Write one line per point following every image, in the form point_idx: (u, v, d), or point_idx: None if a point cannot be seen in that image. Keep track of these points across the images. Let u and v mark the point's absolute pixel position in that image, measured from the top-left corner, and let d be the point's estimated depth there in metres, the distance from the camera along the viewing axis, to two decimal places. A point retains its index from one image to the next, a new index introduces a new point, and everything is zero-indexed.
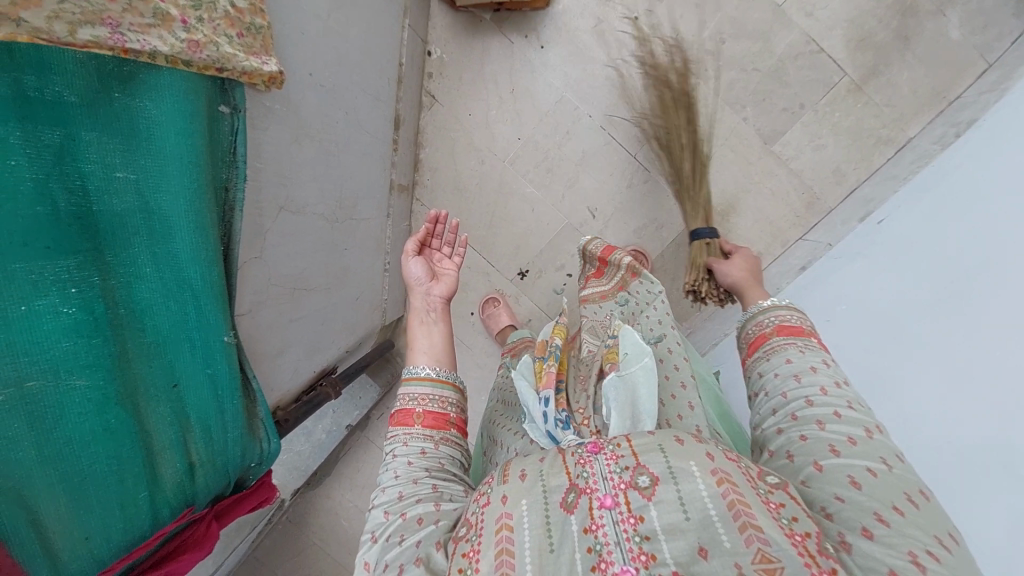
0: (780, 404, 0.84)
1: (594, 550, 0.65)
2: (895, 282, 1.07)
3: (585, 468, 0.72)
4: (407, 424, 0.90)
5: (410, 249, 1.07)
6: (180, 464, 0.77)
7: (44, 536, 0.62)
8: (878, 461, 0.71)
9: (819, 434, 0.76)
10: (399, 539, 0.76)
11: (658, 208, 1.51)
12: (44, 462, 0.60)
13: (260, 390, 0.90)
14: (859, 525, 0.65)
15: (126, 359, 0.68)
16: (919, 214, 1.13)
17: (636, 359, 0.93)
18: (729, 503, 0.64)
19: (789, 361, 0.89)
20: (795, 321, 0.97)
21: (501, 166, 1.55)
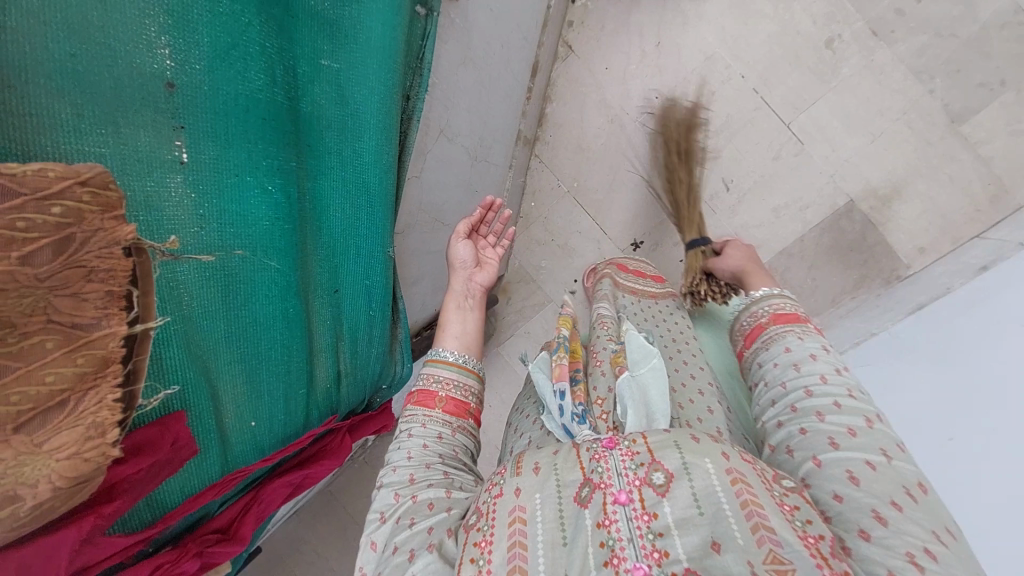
0: (779, 395, 0.73)
1: (607, 546, 0.54)
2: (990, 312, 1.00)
3: (599, 463, 0.61)
4: (428, 406, 0.82)
5: (461, 230, 0.93)
6: (331, 371, 0.77)
7: (221, 420, 0.60)
8: (877, 453, 0.61)
9: (818, 426, 0.65)
10: (409, 522, 0.67)
11: (804, 186, 1.36)
12: (233, 339, 0.59)
13: (404, 314, 0.90)
14: (857, 526, 0.55)
15: (305, 253, 0.68)
16: None
17: (643, 359, 0.80)
18: (743, 502, 0.54)
19: (787, 350, 0.77)
20: (792, 309, 0.85)
21: (631, 127, 1.45)
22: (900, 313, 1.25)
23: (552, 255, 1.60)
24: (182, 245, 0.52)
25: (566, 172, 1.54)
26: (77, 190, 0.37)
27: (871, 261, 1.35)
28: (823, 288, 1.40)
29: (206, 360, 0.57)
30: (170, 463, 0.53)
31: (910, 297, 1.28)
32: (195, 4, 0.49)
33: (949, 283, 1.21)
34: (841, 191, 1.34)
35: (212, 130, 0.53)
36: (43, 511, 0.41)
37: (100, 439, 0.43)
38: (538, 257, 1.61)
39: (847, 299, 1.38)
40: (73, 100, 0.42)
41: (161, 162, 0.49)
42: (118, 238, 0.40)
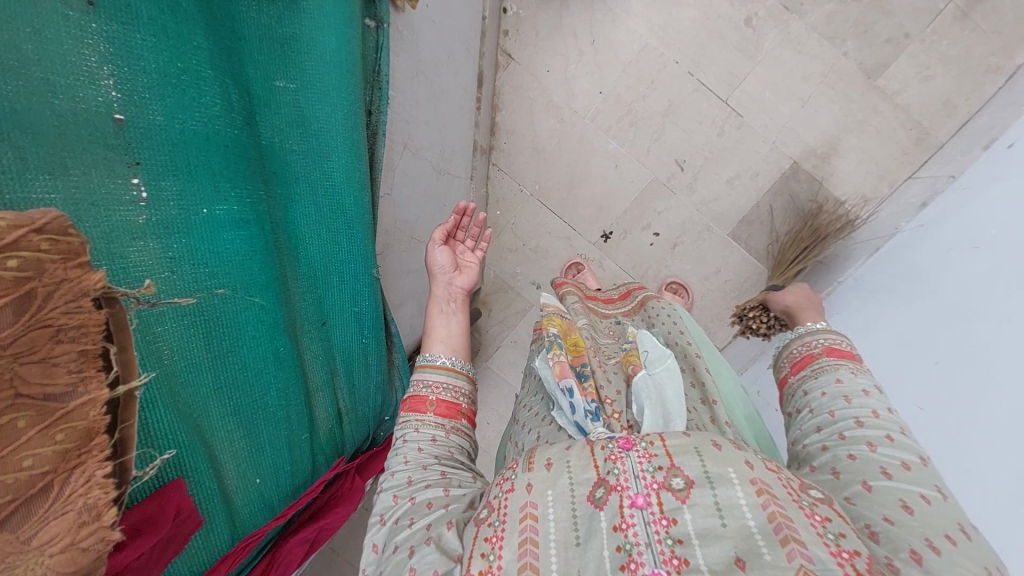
0: (826, 422, 0.70)
1: (624, 550, 0.50)
2: (937, 275, 1.05)
3: (614, 464, 0.56)
4: (419, 411, 0.79)
5: (436, 236, 0.89)
6: (331, 409, 0.72)
7: (222, 484, 0.53)
8: (930, 488, 0.57)
9: (868, 454, 0.62)
10: (408, 522, 0.63)
11: (751, 155, 1.44)
12: (225, 390, 0.54)
13: (398, 337, 0.85)
14: (907, 547, 0.51)
15: (287, 286, 0.63)
16: (964, 207, 1.12)
17: (657, 360, 0.87)
18: (771, 514, 0.49)
19: (838, 382, 0.75)
20: (847, 345, 0.84)
21: (582, 124, 1.48)
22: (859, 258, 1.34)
23: (526, 260, 1.60)
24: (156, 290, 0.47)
25: (525, 176, 1.55)
26: (33, 239, 0.33)
27: (822, 215, 1.44)
28: None
29: (197, 417, 0.50)
30: (174, 541, 0.46)
31: (862, 242, 1.37)
32: (137, 28, 0.45)
33: (897, 224, 1.31)
34: (785, 154, 1.43)
35: (172, 165, 0.49)
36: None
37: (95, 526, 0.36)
38: (512, 264, 1.61)
39: None
40: (13, 142, 0.38)
41: (120, 204, 0.45)
42: (87, 288, 0.35)
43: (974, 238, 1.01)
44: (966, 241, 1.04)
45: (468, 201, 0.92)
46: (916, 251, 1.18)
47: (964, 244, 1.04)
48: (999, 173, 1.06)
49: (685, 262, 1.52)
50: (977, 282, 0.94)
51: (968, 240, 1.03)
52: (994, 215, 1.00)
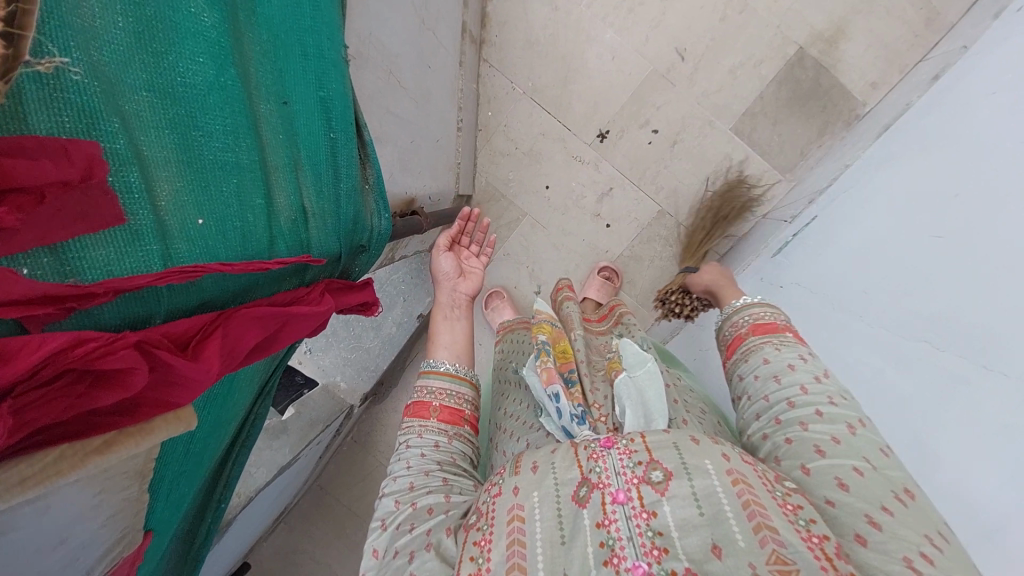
0: (763, 408, 0.76)
1: (607, 546, 0.59)
2: (951, 133, 0.98)
3: (596, 463, 0.66)
4: (423, 416, 0.88)
5: (441, 244, 1.19)
6: (293, 199, 0.64)
7: (153, 197, 0.46)
8: (861, 459, 0.64)
9: (803, 437, 0.69)
10: (409, 527, 0.71)
11: (753, 42, 1.37)
12: (155, 93, 0.47)
13: (373, 151, 0.78)
14: (852, 532, 0.58)
15: (237, 25, 0.56)
16: (972, 71, 1.05)
17: (638, 364, 0.89)
18: (744, 501, 0.57)
19: (766, 362, 0.82)
20: (771, 319, 0.90)
21: (577, 13, 1.42)
22: (871, 137, 1.26)
23: (520, 165, 1.53)
24: None
25: (517, 72, 1.48)
26: None
27: (828, 105, 1.38)
28: (790, 141, 1.41)
29: (119, 101, 0.43)
30: (86, 220, 0.40)
31: (871, 126, 1.30)
32: None
33: (906, 101, 1.24)
34: (789, 40, 1.36)
35: None
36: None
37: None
38: (505, 169, 1.54)
39: (813, 148, 1.41)
40: None
41: None
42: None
43: (990, 90, 0.94)
44: (979, 96, 0.97)
45: (471, 211, 1.23)
46: (920, 124, 1.11)
47: (980, 98, 0.96)
48: (1016, 22, 0.99)
49: (685, 162, 1.46)
50: (995, 115, 0.87)
51: (984, 94, 0.96)
52: (1012, 60, 0.92)
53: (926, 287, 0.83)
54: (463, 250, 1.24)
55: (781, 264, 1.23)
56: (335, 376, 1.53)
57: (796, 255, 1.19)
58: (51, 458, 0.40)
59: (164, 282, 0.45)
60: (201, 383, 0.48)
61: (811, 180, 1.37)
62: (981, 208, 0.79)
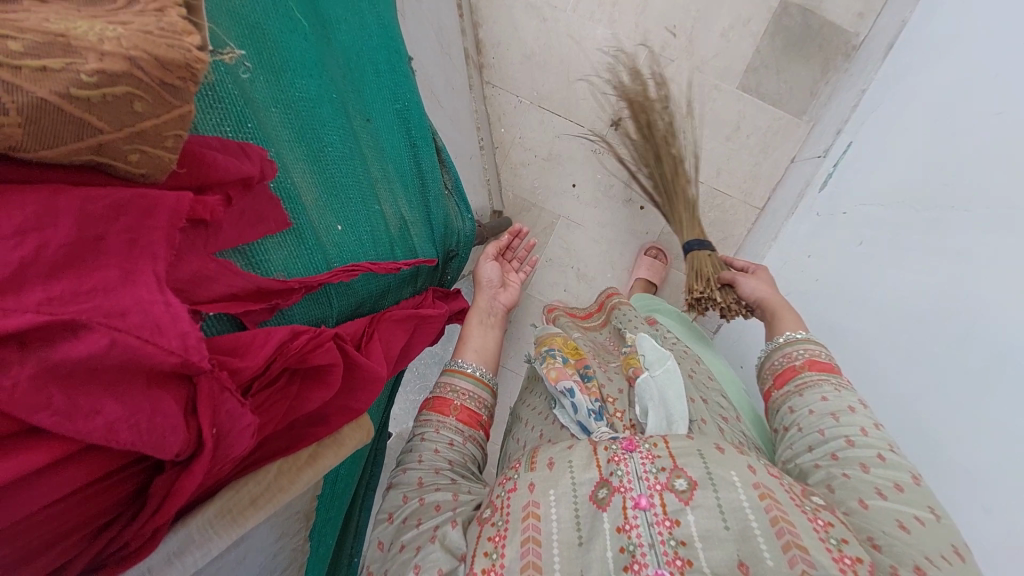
0: (815, 442, 0.70)
1: (627, 550, 0.54)
2: (968, 28, 1.01)
3: (617, 466, 0.60)
4: (443, 413, 0.85)
5: (491, 252, 1.16)
6: (395, 207, 0.64)
7: (303, 202, 0.46)
8: (925, 509, 0.61)
9: (862, 475, 0.64)
10: (417, 523, 0.69)
11: (738, 3, 1.43)
12: (281, 107, 0.48)
13: (448, 157, 0.79)
14: (912, 563, 0.55)
15: (323, 46, 0.58)
16: None
17: (658, 361, 0.82)
18: (773, 518, 0.53)
19: (823, 399, 0.75)
20: (827, 356, 0.81)
21: (565, 18, 1.48)
22: (877, 60, 1.30)
23: (542, 172, 1.56)
24: None
25: (521, 85, 1.53)
26: None
27: (824, 43, 1.43)
28: (797, 85, 1.45)
29: (259, 113, 0.44)
30: (265, 221, 0.39)
31: (874, 48, 1.33)
32: None
33: (901, 18, 1.28)
34: None
35: None
36: (131, 155, 0.30)
37: (187, 57, 0.29)
38: (529, 179, 1.57)
39: (822, 85, 1.44)
40: None
41: None
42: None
43: None
44: None
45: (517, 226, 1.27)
46: (928, 31, 1.14)
47: None
48: None
49: (702, 128, 1.49)
50: None
51: None
52: None
53: (993, 167, 0.82)
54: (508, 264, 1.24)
55: (835, 193, 1.20)
56: (409, 421, 1.48)
57: (848, 179, 1.17)
58: (272, 475, 0.38)
59: (334, 279, 0.44)
60: (381, 384, 0.46)
61: (828, 115, 1.39)
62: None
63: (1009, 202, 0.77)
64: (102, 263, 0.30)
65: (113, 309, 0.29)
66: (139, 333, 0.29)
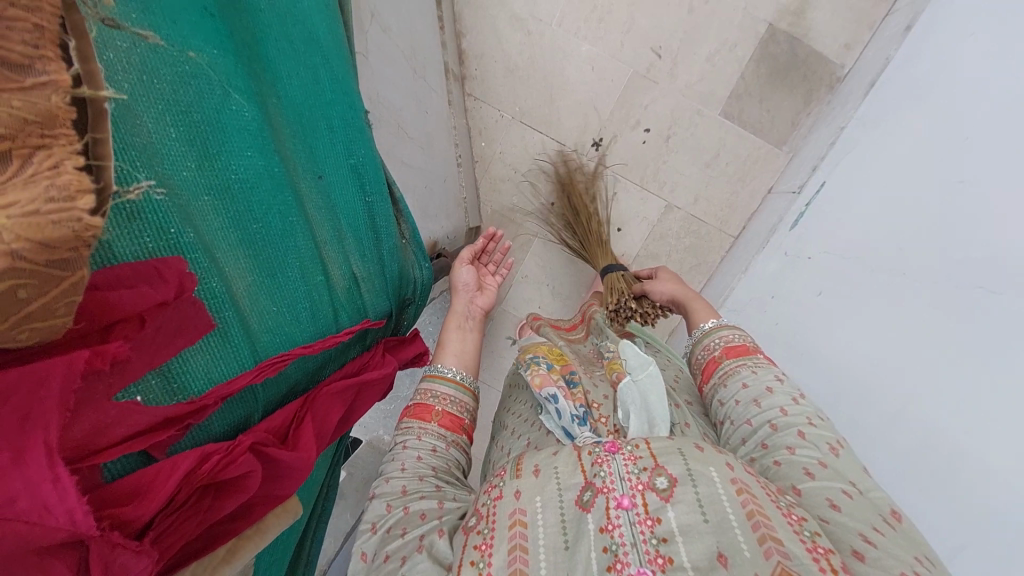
0: (748, 433, 0.70)
1: (611, 550, 0.53)
2: (947, 82, 1.00)
3: (601, 467, 0.59)
4: (423, 419, 0.82)
5: (465, 257, 1.17)
6: (345, 268, 0.64)
7: (234, 297, 0.46)
8: (847, 483, 0.60)
9: (790, 458, 0.64)
10: (401, 531, 0.65)
11: (725, 27, 1.41)
12: (217, 196, 0.47)
13: (405, 206, 0.79)
14: (849, 547, 0.53)
15: (270, 114, 0.57)
16: (955, 20, 1.07)
17: (640, 367, 0.83)
18: (749, 512, 0.52)
19: (743, 386, 0.75)
20: (742, 339, 0.84)
21: (550, 33, 1.45)
22: (858, 96, 1.29)
23: (521, 188, 1.55)
24: (119, 18, 0.40)
25: (503, 99, 1.50)
26: None
27: (809, 72, 1.42)
28: (779, 115, 1.44)
29: (189, 212, 0.44)
30: (184, 332, 0.39)
31: (856, 84, 1.33)
32: None
33: (885, 55, 1.27)
34: (759, 19, 1.40)
35: None
36: (21, 334, 0.28)
37: (75, 230, 0.27)
38: (508, 195, 1.56)
39: (803, 116, 1.43)
40: None
41: None
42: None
43: (982, 35, 0.96)
44: (965, 41, 1.01)
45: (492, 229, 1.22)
46: (910, 75, 1.14)
47: (971, 44, 0.98)
48: None
49: (682, 153, 1.48)
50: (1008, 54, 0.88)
51: (976, 40, 0.98)
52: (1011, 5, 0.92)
53: (949, 238, 0.83)
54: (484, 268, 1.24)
55: (802, 235, 1.21)
56: (378, 430, 1.50)
57: (817, 221, 1.18)
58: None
59: (260, 378, 0.45)
60: (305, 473, 0.47)
61: (807, 148, 1.39)
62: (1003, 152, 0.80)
63: (962, 278, 0.79)
64: None
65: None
66: (27, 517, 0.27)
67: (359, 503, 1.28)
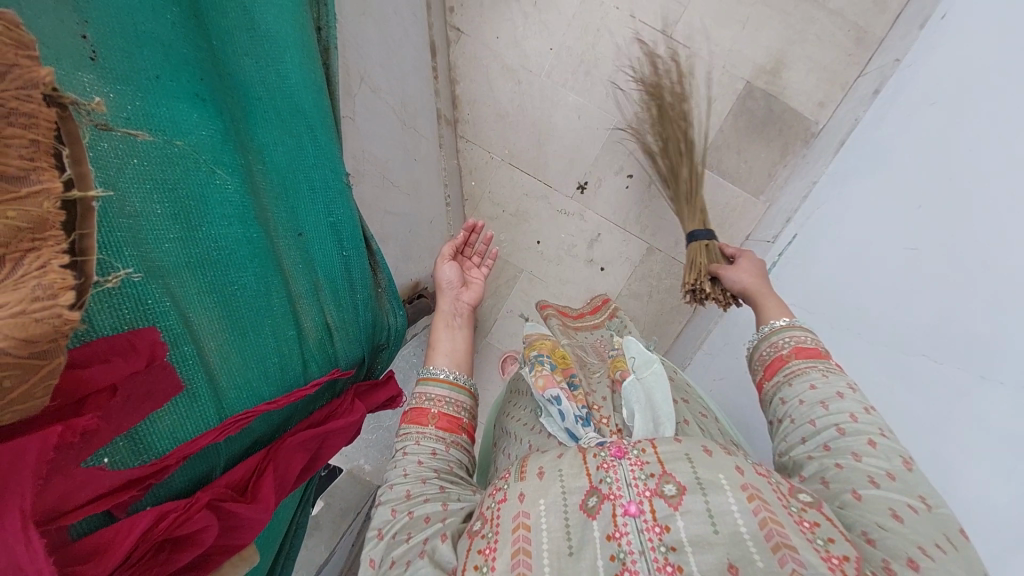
0: (808, 433, 0.68)
1: (618, 558, 0.51)
2: (903, 146, 1.05)
3: (607, 472, 0.57)
4: (421, 423, 0.80)
5: (445, 255, 1.06)
6: (318, 319, 0.69)
7: (204, 357, 0.51)
8: (916, 498, 0.58)
9: (855, 464, 0.62)
10: (406, 537, 0.63)
11: (705, 83, 1.48)
12: (196, 264, 0.52)
13: (381, 257, 0.84)
14: (905, 556, 0.52)
15: (254, 181, 0.62)
16: (912, 87, 1.13)
17: (645, 363, 0.81)
18: (762, 520, 0.49)
19: (811, 387, 0.72)
20: (813, 341, 0.79)
21: (540, 82, 1.53)
22: (829, 153, 1.35)
23: (509, 226, 1.60)
24: (111, 117, 0.45)
25: (493, 142, 1.58)
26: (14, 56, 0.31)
27: (785, 127, 1.48)
28: (756, 166, 1.50)
29: (166, 282, 0.48)
30: (153, 397, 0.43)
31: (828, 141, 1.39)
32: None
33: (854, 116, 1.33)
34: (737, 76, 1.47)
35: (120, 27, 0.47)
36: (6, 414, 0.32)
37: (56, 325, 0.32)
38: (496, 231, 1.61)
39: (780, 168, 1.50)
40: None
41: (64, 50, 0.42)
42: (38, 79, 0.32)
43: (932, 104, 1.01)
44: (919, 107, 1.06)
45: (473, 221, 1.06)
46: (874, 134, 1.19)
47: (925, 111, 1.03)
48: (943, 38, 1.09)
49: (664, 198, 1.54)
50: (952, 123, 0.92)
51: (928, 107, 1.02)
52: (955, 76, 0.97)
53: (899, 300, 0.87)
54: (467, 263, 1.11)
55: (776, 283, 1.26)
56: (359, 459, 1.51)
57: (789, 271, 1.23)
58: None
59: (222, 436, 0.49)
60: (262, 524, 0.50)
61: (783, 199, 1.44)
62: (945, 221, 0.84)
63: (912, 341, 0.82)
64: None
65: None
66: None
67: (334, 535, 1.29)
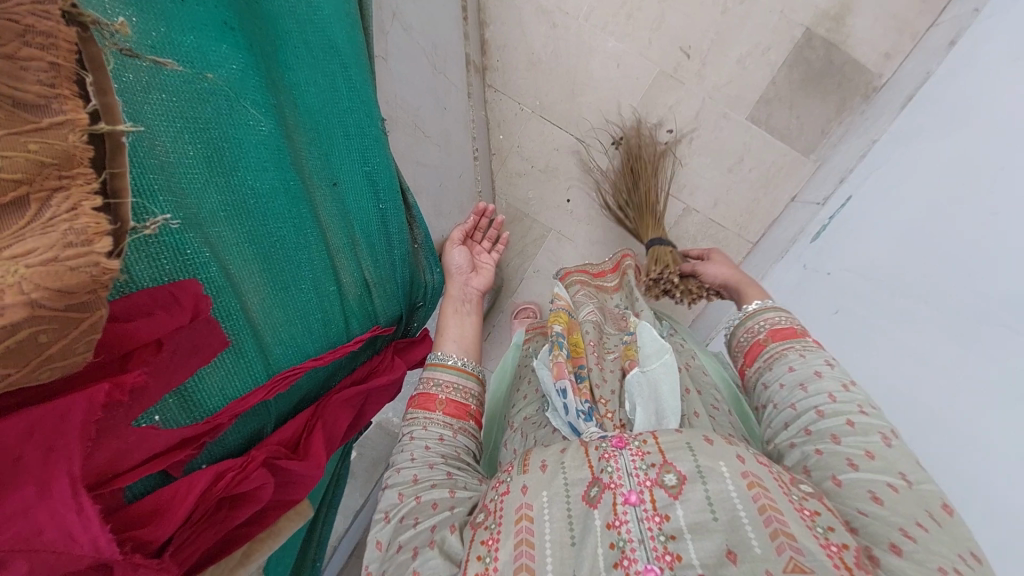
0: (790, 417, 0.62)
1: (617, 547, 0.47)
2: (979, 104, 0.95)
3: (607, 462, 0.53)
4: (428, 409, 0.74)
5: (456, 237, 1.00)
6: (357, 276, 0.66)
7: (247, 311, 0.48)
8: (897, 475, 0.53)
9: (835, 448, 0.56)
10: (413, 521, 0.59)
11: (759, 28, 1.35)
12: (234, 212, 0.48)
13: (417, 211, 0.80)
14: (885, 540, 0.48)
15: (288, 124, 0.57)
16: (997, 35, 1.01)
17: (656, 354, 0.74)
18: (760, 506, 0.46)
19: (789, 369, 0.67)
20: (790, 322, 0.75)
21: (576, 26, 1.41)
22: (893, 109, 1.23)
23: (539, 183, 1.53)
24: (136, 44, 0.40)
25: (524, 91, 1.48)
26: None
27: (843, 81, 1.36)
28: (808, 122, 1.40)
29: (205, 230, 0.45)
30: (201, 352, 0.40)
31: (892, 95, 1.27)
32: None
33: (925, 68, 1.20)
34: (795, 21, 1.34)
35: None
36: (43, 375, 0.30)
37: (93, 275, 0.29)
38: (524, 189, 1.54)
39: (833, 126, 1.38)
40: None
41: None
42: None
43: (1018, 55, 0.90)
44: (1002, 59, 0.95)
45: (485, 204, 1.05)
46: (946, 91, 1.08)
47: (1008, 63, 0.92)
48: None
49: (704, 156, 1.45)
50: None
51: (1012, 60, 0.92)
52: None
53: (967, 273, 0.81)
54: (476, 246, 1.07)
55: (823, 250, 1.19)
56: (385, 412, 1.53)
57: (841, 238, 1.15)
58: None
59: (272, 393, 0.49)
60: (315, 480, 0.49)
61: (835, 159, 1.34)
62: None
63: (983, 317, 0.76)
64: (19, 482, 0.29)
65: (28, 530, 0.29)
66: (55, 546, 0.29)
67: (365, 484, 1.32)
